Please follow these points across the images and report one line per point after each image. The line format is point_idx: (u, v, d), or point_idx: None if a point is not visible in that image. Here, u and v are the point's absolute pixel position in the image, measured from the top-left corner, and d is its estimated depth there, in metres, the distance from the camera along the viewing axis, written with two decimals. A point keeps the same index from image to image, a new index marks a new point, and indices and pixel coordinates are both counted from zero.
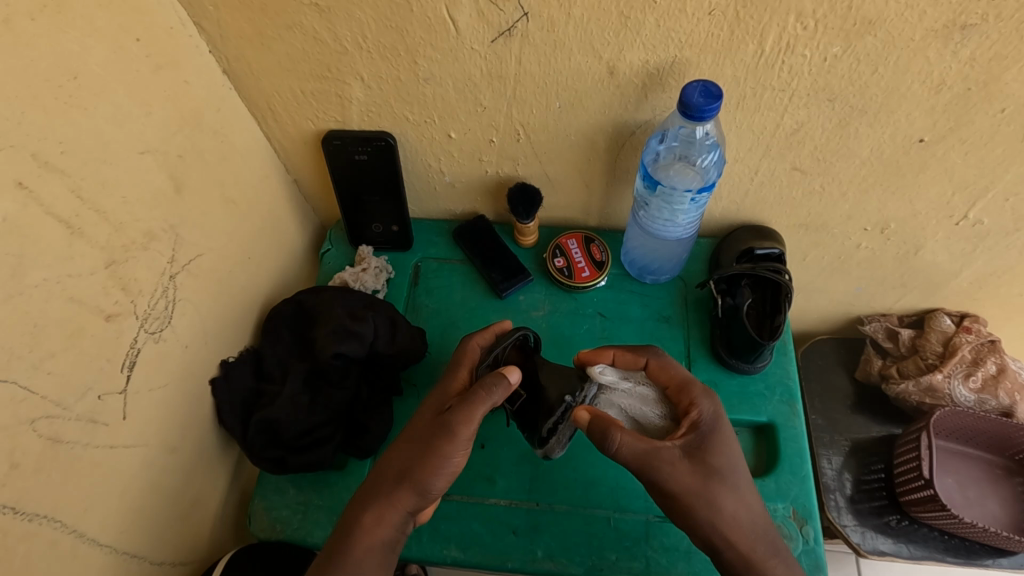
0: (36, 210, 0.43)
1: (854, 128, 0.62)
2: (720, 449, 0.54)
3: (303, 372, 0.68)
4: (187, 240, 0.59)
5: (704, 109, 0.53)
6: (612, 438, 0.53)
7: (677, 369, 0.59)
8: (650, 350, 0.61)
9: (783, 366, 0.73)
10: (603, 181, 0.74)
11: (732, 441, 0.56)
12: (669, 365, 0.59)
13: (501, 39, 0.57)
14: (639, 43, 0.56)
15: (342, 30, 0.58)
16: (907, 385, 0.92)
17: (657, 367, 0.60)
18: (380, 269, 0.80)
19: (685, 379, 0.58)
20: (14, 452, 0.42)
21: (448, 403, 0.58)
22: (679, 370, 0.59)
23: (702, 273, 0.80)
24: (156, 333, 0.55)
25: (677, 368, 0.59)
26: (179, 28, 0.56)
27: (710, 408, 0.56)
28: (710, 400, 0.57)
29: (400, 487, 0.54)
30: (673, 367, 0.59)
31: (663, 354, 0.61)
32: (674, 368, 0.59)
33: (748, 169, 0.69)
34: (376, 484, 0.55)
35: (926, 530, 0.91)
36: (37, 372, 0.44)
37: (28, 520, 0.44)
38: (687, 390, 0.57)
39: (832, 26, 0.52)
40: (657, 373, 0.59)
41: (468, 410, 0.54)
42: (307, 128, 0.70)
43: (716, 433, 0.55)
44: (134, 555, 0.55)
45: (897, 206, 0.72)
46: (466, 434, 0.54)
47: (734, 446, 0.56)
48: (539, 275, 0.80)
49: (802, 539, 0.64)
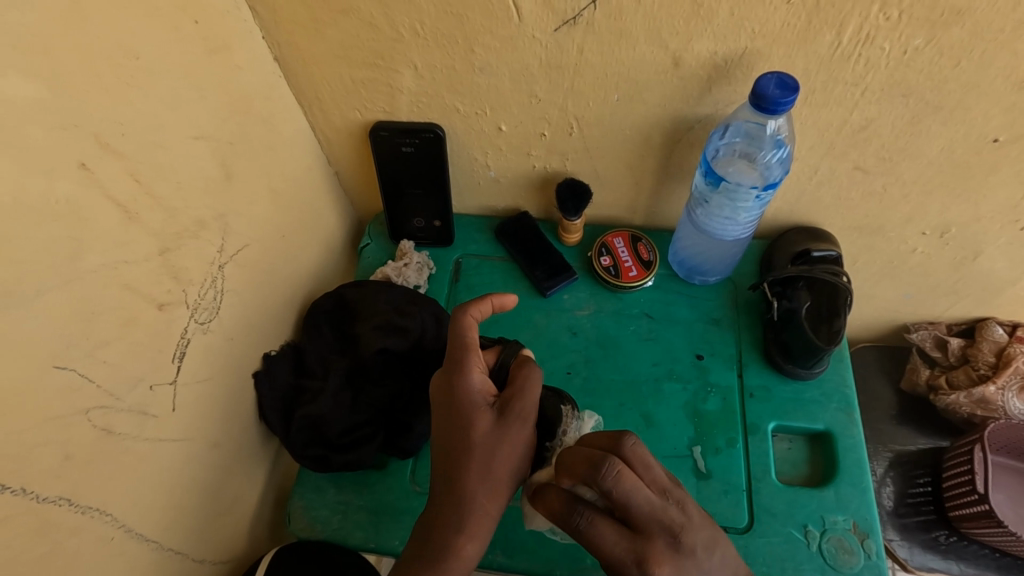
0: (96, 192, 0.42)
1: (925, 125, 0.59)
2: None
3: (345, 368, 0.66)
4: (235, 229, 0.58)
5: (780, 101, 0.51)
6: (600, 467, 0.45)
7: (604, 545, 0.46)
8: (593, 477, 0.46)
9: (840, 373, 0.70)
10: (655, 177, 0.71)
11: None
12: (631, 491, 0.45)
13: (564, 27, 0.55)
14: (709, 34, 0.54)
15: (400, 17, 0.56)
16: (957, 396, 0.89)
17: (586, 522, 0.46)
18: (422, 264, 0.78)
19: (649, 515, 0.45)
20: (68, 444, 0.41)
21: (485, 398, 0.54)
22: (637, 499, 0.45)
23: (753, 274, 0.77)
24: (204, 324, 0.54)
25: (605, 539, 0.46)
26: (233, 11, 0.55)
27: (613, 540, 0.46)
28: (671, 556, 0.45)
29: (490, 491, 0.52)
30: (636, 497, 0.45)
31: (585, 524, 0.46)
32: (602, 534, 0.46)
33: (808, 168, 0.67)
34: (458, 499, 0.52)
35: (976, 547, 0.88)
36: (93, 360, 0.42)
37: (82, 513, 0.43)
38: (648, 542, 0.45)
39: (918, 16, 0.50)
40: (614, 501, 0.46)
41: (526, 396, 0.54)
42: (354, 120, 0.69)
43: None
44: (177, 551, 0.53)
45: (960, 209, 0.69)
46: (530, 418, 0.54)
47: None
48: (584, 274, 0.78)
49: (864, 554, 0.61)
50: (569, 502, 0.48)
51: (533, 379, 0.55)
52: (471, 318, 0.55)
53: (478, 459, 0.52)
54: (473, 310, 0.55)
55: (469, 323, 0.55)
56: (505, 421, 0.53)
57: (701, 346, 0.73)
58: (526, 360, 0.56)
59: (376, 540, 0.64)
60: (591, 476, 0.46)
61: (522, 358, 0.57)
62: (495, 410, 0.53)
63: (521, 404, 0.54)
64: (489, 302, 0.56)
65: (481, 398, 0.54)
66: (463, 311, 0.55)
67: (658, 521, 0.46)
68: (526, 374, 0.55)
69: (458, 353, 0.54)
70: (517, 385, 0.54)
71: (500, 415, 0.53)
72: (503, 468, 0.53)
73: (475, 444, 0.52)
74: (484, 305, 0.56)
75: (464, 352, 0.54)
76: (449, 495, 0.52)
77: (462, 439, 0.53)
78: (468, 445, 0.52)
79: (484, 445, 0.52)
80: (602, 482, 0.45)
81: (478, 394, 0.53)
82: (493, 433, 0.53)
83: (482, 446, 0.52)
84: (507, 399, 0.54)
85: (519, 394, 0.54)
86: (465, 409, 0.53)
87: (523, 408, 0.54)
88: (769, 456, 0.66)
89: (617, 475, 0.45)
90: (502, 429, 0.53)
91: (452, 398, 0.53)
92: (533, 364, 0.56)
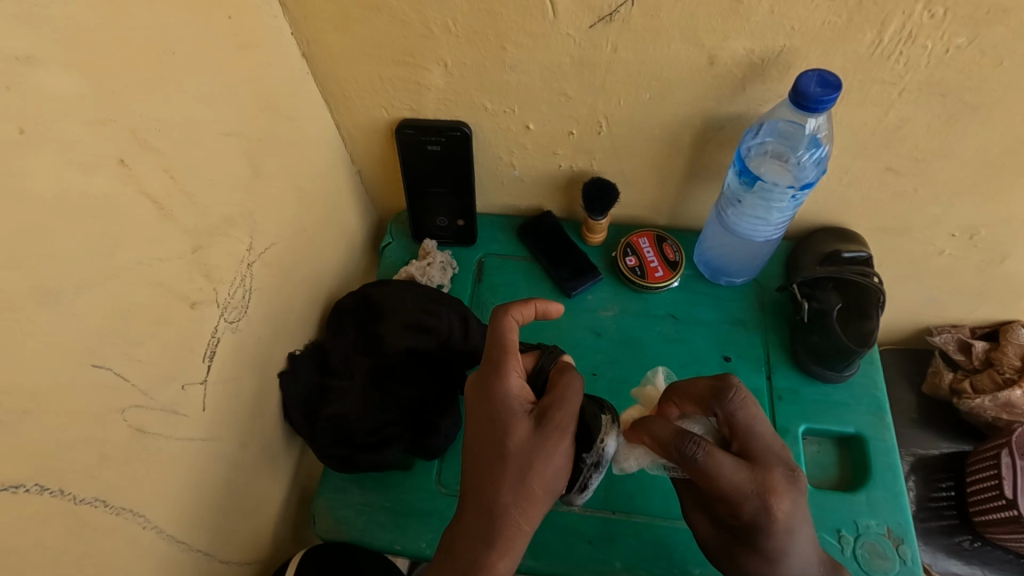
0: (134, 188, 0.41)
1: (962, 125, 0.58)
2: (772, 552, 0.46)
3: (371, 367, 0.65)
4: (264, 227, 0.57)
5: (821, 99, 0.50)
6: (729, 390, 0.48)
7: (723, 473, 0.45)
8: (721, 400, 0.48)
9: (869, 376, 0.70)
10: (682, 177, 0.70)
11: (796, 533, 0.45)
12: (755, 411, 0.48)
13: (599, 24, 0.55)
14: (746, 32, 0.53)
15: (432, 13, 0.56)
16: (982, 400, 0.88)
17: (724, 415, 0.48)
18: (445, 264, 0.77)
19: (770, 447, 0.47)
20: (104, 443, 0.40)
21: (522, 404, 0.52)
22: (760, 428, 0.47)
23: (779, 276, 0.77)
24: (233, 322, 0.53)
25: (725, 466, 0.45)
26: (264, 7, 0.54)
27: (731, 469, 0.45)
28: (790, 487, 0.45)
29: (525, 507, 0.50)
30: (758, 426, 0.47)
31: (740, 413, 0.48)
32: (723, 462, 0.45)
33: (839, 168, 0.66)
34: (491, 515, 0.50)
35: (1000, 552, 0.87)
36: (128, 358, 0.42)
37: (115, 514, 0.42)
38: (770, 472, 0.45)
39: (961, 14, 0.49)
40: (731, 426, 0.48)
41: (564, 404, 0.51)
42: (379, 118, 0.68)
43: (779, 534, 0.45)
44: (205, 552, 0.53)
45: (992, 211, 0.68)
46: (570, 428, 0.51)
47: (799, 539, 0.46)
48: (608, 274, 0.77)
49: (898, 560, 0.61)
50: (713, 389, 0.49)
51: (574, 389, 0.52)
52: (511, 324, 0.54)
53: (516, 469, 0.50)
54: (513, 316, 0.54)
55: (509, 329, 0.54)
56: (542, 430, 0.50)
57: (728, 348, 0.72)
58: (566, 368, 0.54)
59: (401, 542, 0.64)
60: (717, 400, 0.49)
61: (562, 364, 0.55)
62: (533, 418, 0.51)
63: (563, 415, 0.51)
64: (529, 309, 0.55)
65: (519, 405, 0.52)
66: (502, 313, 0.54)
67: (773, 454, 0.47)
68: (566, 381, 0.52)
69: (497, 356, 0.53)
70: (557, 395, 0.52)
71: (537, 424, 0.51)
72: (541, 481, 0.50)
73: (511, 453, 0.50)
74: (524, 311, 0.55)
75: (502, 357, 0.52)
76: (488, 505, 0.50)
77: (499, 448, 0.51)
78: (506, 454, 0.50)
79: (520, 455, 0.50)
80: (730, 402, 0.48)
81: (516, 400, 0.52)
82: (530, 441, 0.50)
83: (521, 457, 0.50)
84: (545, 406, 0.51)
85: (558, 401, 0.51)
86: (503, 419, 0.51)
87: (564, 420, 0.51)
88: (798, 459, 0.66)
89: (744, 398, 0.48)
90: (539, 439, 0.50)
91: (489, 407, 0.52)
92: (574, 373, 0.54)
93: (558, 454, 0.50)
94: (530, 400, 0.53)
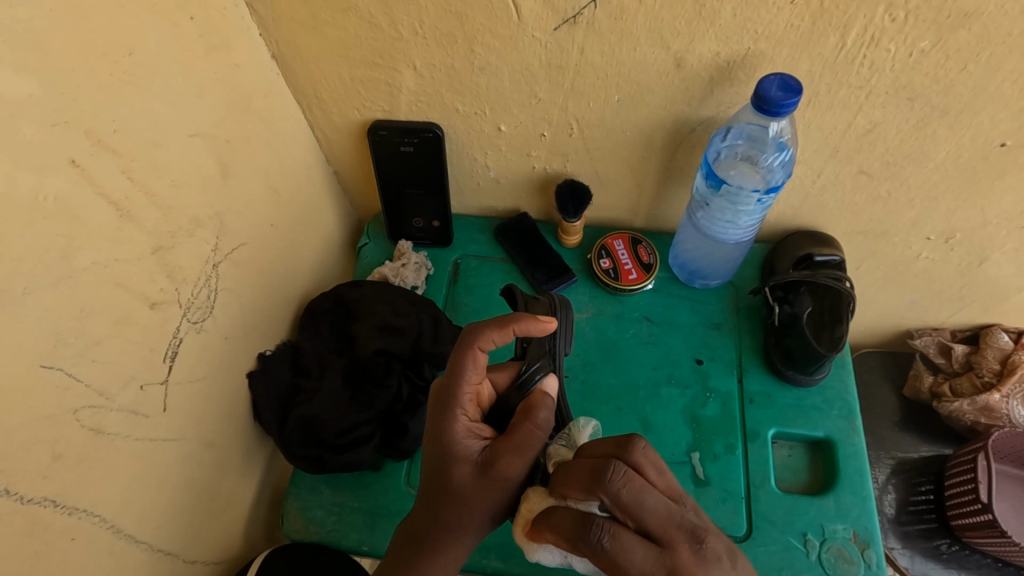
0: (89, 189, 0.41)
1: (932, 129, 0.58)
2: None
3: (343, 368, 0.65)
4: (232, 228, 0.57)
5: (783, 103, 0.51)
6: (604, 472, 0.42)
7: (631, 563, 0.41)
8: (587, 539, 0.41)
9: (841, 380, 0.70)
10: (656, 179, 0.70)
11: None
12: (644, 497, 0.42)
13: (564, 27, 0.55)
14: (711, 34, 0.53)
15: (400, 15, 0.56)
16: (962, 403, 0.88)
17: (617, 506, 0.42)
18: (420, 265, 0.77)
19: (667, 521, 0.42)
20: (57, 443, 0.41)
21: (471, 444, 0.49)
22: (652, 502, 0.42)
23: (754, 279, 0.76)
24: (198, 323, 0.53)
25: (633, 557, 0.41)
26: (231, 8, 0.54)
27: (640, 555, 0.41)
28: (699, 565, 0.41)
29: (459, 535, 0.49)
30: (650, 503, 0.42)
31: (610, 543, 0.41)
32: (629, 547, 0.41)
33: (812, 171, 0.66)
34: (423, 539, 0.50)
35: (978, 556, 0.87)
36: (83, 360, 0.42)
37: (68, 514, 0.42)
38: (676, 551, 0.42)
39: (924, 17, 0.49)
40: (625, 510, 0.42)
41: (517, 450, 0.48)
42: (353, 118, 0.68)
43: None
44: (169, 553, 0.53)
45: (967, 215, 0.67)
46: (517, 475, 0.48)
47: None
48: (583, 276, 0.77)
49: (863, 564, 0.61)
50: (584, 520, 0.42)
51: (530, 437, 0.48)
52: (478, 355, 0.49)
53: (457, 504, 0.48)
54: (483, 343, 0.48)
55: (474, 359, 0.49)
56: (486, 475, 0.48)
57: (701, 350, 0.72)
58: (536, 406, 0.50)
59: (370, 542, 0.64)
60: (601, 486, 0.42)
61: (529, 404, 0.50)
62: (480, 461, 0.48)
63: (514, 456, 0.48)
64: (508, 333, 0.49)
65: (469, 442, 0.49)
66: (467, 338, 0.49)
67: (676, 528, 0.42)
68: (528, 429, 0.48)
69: (447, 395, 0.49)
70: (516, 434, 0.48)
71: (483, 467, 0.48)
72: (480, 519, 0.49)
73: (452, 489, 0.48)
74: (498, 337, 0.49)
75: (453, 396, 0.49)
76: (427, 524, 0.50)
77: (442, 481, 0.49)
78: (450, 486, 0.48)
79: (461, 493, 0.48)
80: (617, 489, 0.42)
81: (464, 439, 0.49)
82: (474, 482, 0.48)
83: (463, 491, 0.48)
84: (496, 449, 0.48)
85: (510, 449, 0.48)
86: (447, 454, 0.48)
87: (516, 461, 0.48)
88: (768, 463, 0.66)
89: (625, 475, 0.42)
90: (482, 482, 0.48)
91: (437, 440, 0.49)
92: (543, 411, 0.49)
93: (504, 492, 0.48)
94: (484, 436, 0.50)
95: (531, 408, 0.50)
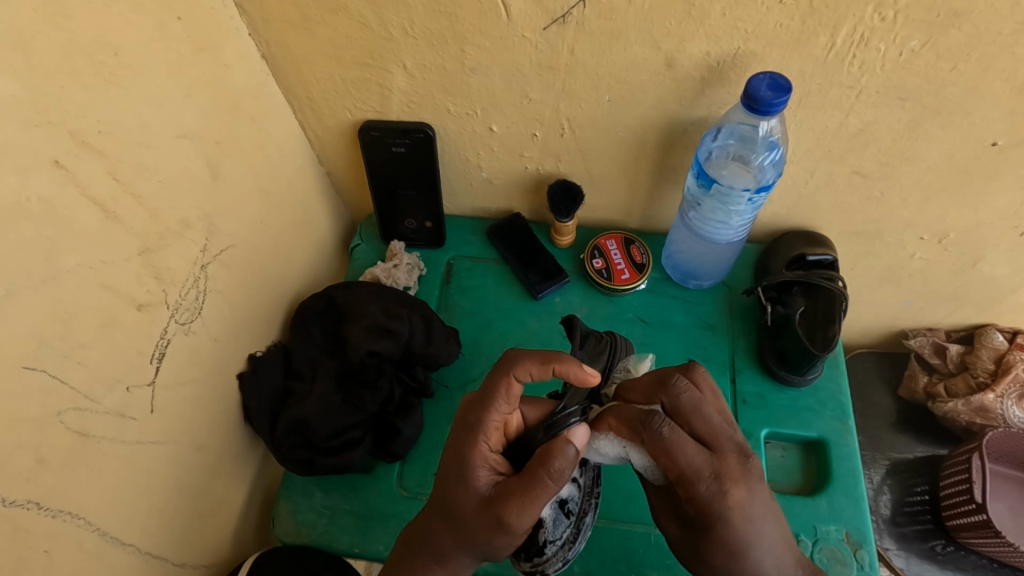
0: (72, 191, 0.41)
1: (925, 129, 0.58)
2: (738, 534, 0.44)
3: (333, 370, 0.65)
4: (221, 229, 0.57)
5: (772, 103, 0.51)
6: (673, 377, 0.48)
7: (683, 454, 0.44)
8: (649, 424, 0.45)
9: (835, 380, 0.69)
10: (649, 180, 0.70)
11: (756, 521, 0.45)
12: (702, 405, 0.47)
13: (554, 27, 0.55)
14: (702, 34, 0.53)
15: (389, 15, 0.56)
16: (956, 404, 0.88)
17: (676, 407, 0.47)
18: (412, 265, 0.77)
19: (718, 430, 0.46)
20: (41, 446, 0.40)
21: (485, 473, 0.48)
22: (709, 411, 0.47)
23: (748, 279, 0.76)
24: (186, 324, 0.53)
25: (686, 449, 0.44)
26: (220, 8, 0.54)
27: (693, 449, 0.45)
28: (744, 475, 0.45)
29: (456, 558, 0.48)
30: (706, 412, 0.47)
31: (669, 430, 0.45)
32: (684, 441, 0.45)
33: (805, 170, 0.65)
34: (422, 556, 0.49)
35: (974, 557, 0.87)
36: (68, 362, 0.42)
37: (53, 517, 0.42)
38: (722, 455, 0.45)
39: (914, 17, 0.49)
40: (680, 415, 0.47)
41: (524, 497, 0.45)
42: (345, 119, 0.68)
43: (738, 517, 0.44)
44: (157, 556, 0.52)
45: (960, 215, 0.67)
46: (521, 523, 0.46)
47: (765, 523, 0.45)
48: (576, 277, 0.77)
49: (856, 565, 0.61)
50: (643, 413, 0.46)
51: (540, 486, 0.45)
52: (512, 384, 0.49)
53: (457, 530, 0.48)
54: (520, 373, 0.49)
55: (509, 387, 0.49)
56: (488, 511, 0.46)
57: (695, 351, 0.72)
58: (552, 454, 0.45)
59: (361, 545, 0.63)
60: (665, 389, 0.48)
61: (546, 450, 0.46)
62: (488, 491, 0.47)
63: (521, 500, 0.45)
64: (547, 369, 0.49)
65: (482, 472, 0.48)
66: (506, 368, 0.49)
67: (727, 437, 0.46)
68: (540, 477, 0.45)
69: (473, 418, 0.49)
70: (526, 477, 0.46)
71: (490, 498, 0.47)
72: (479, 549, 0.47)
73: (454, 513, 0.48)
74: (536, 372, 0.49)
75: (478, 422, 0.49)
76: (426, 542, 0.49)
77: (449, 505, 0.48)
78: (456, 513, 0.48)
79: (462, 519, 0.47)
80: (678, 392, 0.47)
81: (480, 467, 0.48)
82: (477, 511, 0.47)
83: (463, 521, 0.47)
84: (505, 488, 0.46)
85: (516, 491, 0.45)
86: (458, 477, 0.48)
87: (520, 506, 0.45)
88: (762, 464, 0.65)
89: (686, 384, 0.48)
90: (483, 514, 0.47)
91: (453, 460, 0.49)
92: (561, 461, 0.45)
93: (502, 535, 0.46)
94: (499, 471, 0.49)
95: (546, 456, 0.45)
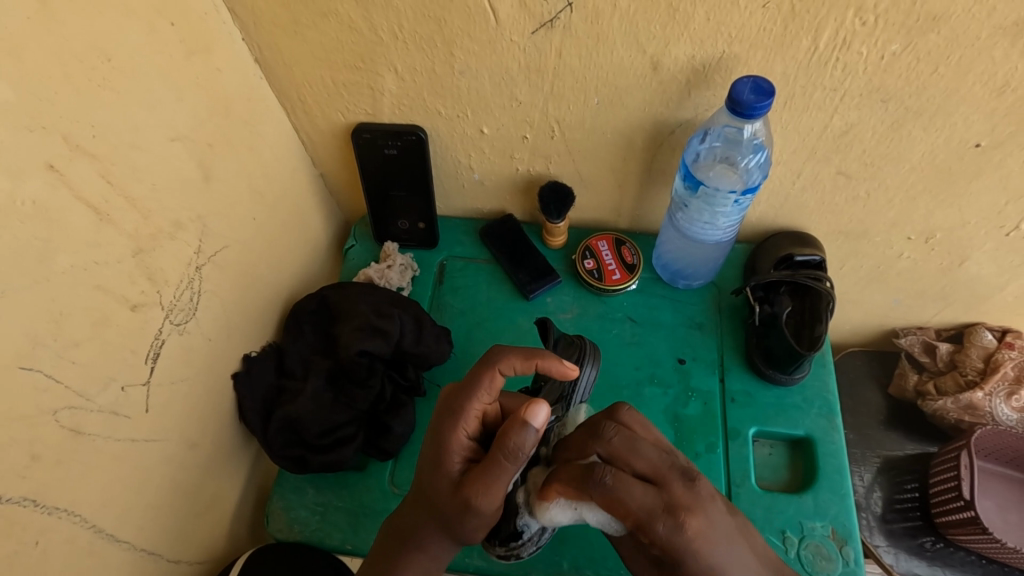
0: (66, 193, 0.42)
1: (907, 130, 0.59)
2: (701, 565, 0.44)
3: (326, 370, 0.66)
4: (214, 230, 0.58)
5: (755, 106, 0.51)
6: (605, 429, 0.49)
7: (631, 497, 0.45)
8: (591, 480, 0.46)
9: (821, 379, 0.70)
10: (638, 181, 0.71)
11: (717, 546, 0.44)
12: (636, 444, 0.47)
13: (541, 31, 0.56)
14: (686, 38, 0.54)
15: (379, 19, 0.56)
16: (945, 402, 0.89)
17: (611, 457, 0.48)
18: (405, 266, 0.78)
19: (659, 465, 0.46)
20: (35, 444, 0.41)
21: (456, 461, 0.49)
22: (646, 449, 0.47)
23: (736, 279, 0.77)
24: (180, 325, 0.54)
25: (633, 492, 0.45)
26: (212, 13, 0.55)
27: (639, 492, 0.45)
28: (696, 501, 0.45)
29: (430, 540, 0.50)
30: (641, 449, 0.47)
31: (611, 479, 0.45)
32: (629, 485, 0.45)
33: (791, 172, 0.66)
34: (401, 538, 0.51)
35: (962, 553, 0.87)
36: (62, 361, 0.43)
37: (47, 514, 0.43)
38: (669, 487, 0.45)
39: (894, 21, 0.49)
40: (619, 459, 0.47)
41: (489, 481, 0.46)
42: (337, 121, 0.69)
43: (695, 550, 0.44)
44: (151, 552, 0.53)
45: (945, 215, 0.68)
46: (488, 506, 0.47)
47: (725, 546, 0.45)
48: (568, 277, 0.77)
49: (841, 561, 0.62)
50: (584, 472, 0.47)
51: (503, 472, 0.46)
52: (495, 377, 0.51)
53: (432, 513, 0.49)
54: (504, 366, 0.51)
55: (492, 379, 0.51)
56: (457, 495, 0.47)
57: (684, 350, 0.73)
58: (509, 436, 0.45)
59: (354, 541, 0.64)
60: (596, 441, 0.49)
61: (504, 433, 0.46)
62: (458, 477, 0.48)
63: (484, 485, 0.46)
64: (531, 364, 0.51)
65: (455, 458, 0.49)
66: (491, 359, 0.51)
67: (670, 469, 0.46)
68: (501, 462, 0.46)
69: (451, 405, 0.51)
70: (489, 464, 0.46)
71: (459, 482, 0.48)
72: (450, 530, 0.49)
73: (429, 497, 0.49)
74: (519, 366, 0.51)
75: (455, 411, 0.50)
76: (406, 526, 0.51)
77: (424, 489, 0.50)
78: (432, 497, 0.49)
79: (435, 503, 0.49)
80: (609, 438, 0.48)
81: (452, 453, 0.49)
82: (448, 496, 0.48)
83: (437, 503, 0.49)
84: (472, 474, 0.47)
85: (482, 476, 0.46)
86: (433, 462, 0.49)
87: (486, 490, 0.46)
88: (749, 462, 0.66)
89: (618, 432, 0.48)
90: (453, 498, 0.48)
91: (430, 446, 0.50)
92: (519, 446, 0.45)
93: (469, 518, 0.47)
94: (473, 457, 0.50)
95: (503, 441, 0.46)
